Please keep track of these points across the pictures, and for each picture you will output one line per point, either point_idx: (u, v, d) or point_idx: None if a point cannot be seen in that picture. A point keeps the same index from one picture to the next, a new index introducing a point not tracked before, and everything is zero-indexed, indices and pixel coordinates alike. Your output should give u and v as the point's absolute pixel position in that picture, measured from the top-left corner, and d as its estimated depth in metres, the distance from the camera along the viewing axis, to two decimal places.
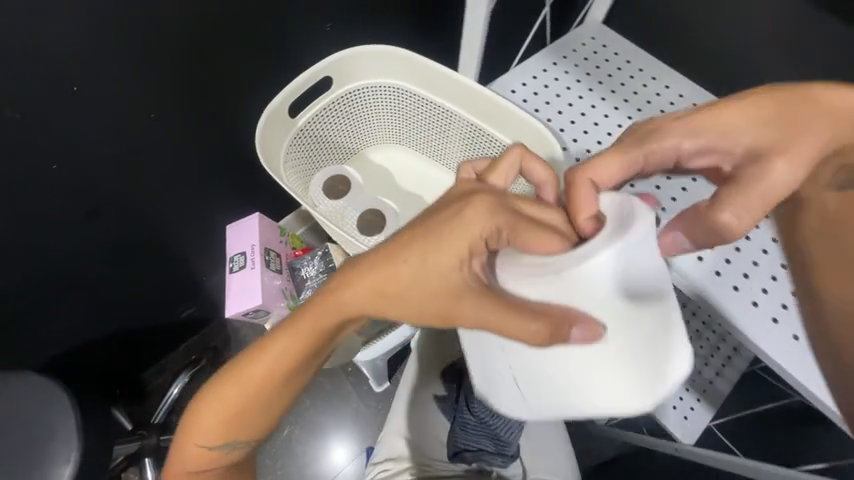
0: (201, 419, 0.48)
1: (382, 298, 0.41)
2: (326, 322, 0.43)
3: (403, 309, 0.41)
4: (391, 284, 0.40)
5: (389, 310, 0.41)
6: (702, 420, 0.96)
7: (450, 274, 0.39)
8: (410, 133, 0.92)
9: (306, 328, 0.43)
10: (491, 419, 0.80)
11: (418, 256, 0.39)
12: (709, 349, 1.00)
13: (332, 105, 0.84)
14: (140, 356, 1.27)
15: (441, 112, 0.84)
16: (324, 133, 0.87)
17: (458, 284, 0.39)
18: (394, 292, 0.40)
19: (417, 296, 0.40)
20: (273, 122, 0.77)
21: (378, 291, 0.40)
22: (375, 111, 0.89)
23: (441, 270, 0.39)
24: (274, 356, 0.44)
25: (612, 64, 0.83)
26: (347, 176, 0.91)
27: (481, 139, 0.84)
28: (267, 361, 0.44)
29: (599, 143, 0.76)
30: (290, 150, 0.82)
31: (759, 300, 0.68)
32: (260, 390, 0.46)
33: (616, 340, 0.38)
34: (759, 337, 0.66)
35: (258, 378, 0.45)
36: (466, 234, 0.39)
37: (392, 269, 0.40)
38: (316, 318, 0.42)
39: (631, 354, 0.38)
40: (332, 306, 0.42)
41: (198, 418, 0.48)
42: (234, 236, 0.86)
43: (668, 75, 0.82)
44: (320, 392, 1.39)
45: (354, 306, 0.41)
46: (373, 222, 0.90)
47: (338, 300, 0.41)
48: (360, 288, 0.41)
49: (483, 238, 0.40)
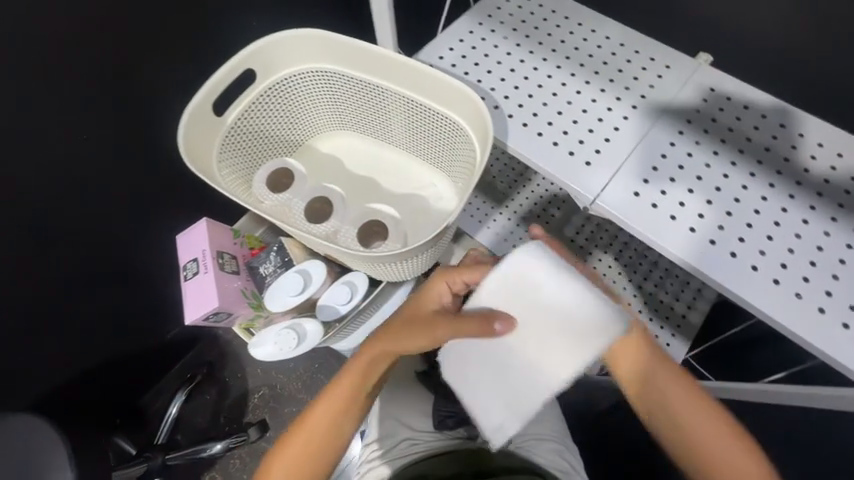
0: (281, 457, 0.69)
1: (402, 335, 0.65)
2: (379, 357, 0.69)
3: (408, 345, 0.65)
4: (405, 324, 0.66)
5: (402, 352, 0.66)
6: (679, 354, 0.96)
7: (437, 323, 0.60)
8: (350, 114, 0.92)
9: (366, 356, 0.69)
10: None
11: (414, 317, 0.64)
12: (679, 286, 1.01)
13: (261, 98, 0.84)
14: (135, 383, 1.29)
15: (375, 90, 0.84)
16: (259, 128, 0.87)
17: (436, 324, 0.61)
18: (406, 331, 0.64)
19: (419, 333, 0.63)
20: (197, 123, 0.77)
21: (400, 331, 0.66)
22: (311, 98, 0.90)
23: (426, 321, 0.62)
24: (346, 380, 0.70)
25: (543, 18, 0.79)
26: (290, 168, 0.90)
27: (418, 111, 0.83)
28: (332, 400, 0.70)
29: (531, 96, 0.73)
30: (223, 150, 0.82)
31: (738, 251, 0.61)
32: (325, 427, 0.69)
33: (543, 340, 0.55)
34: (744, 291, 0.59)
35: (324, 417, 0.69)
36: (431, 294, 0.67)
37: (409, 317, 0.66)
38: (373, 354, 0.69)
39: (548, 341, 0.54)
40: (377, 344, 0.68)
41: (278, 455, 0.69)
42: (189, 244, 0.90)
43: (605, 24, 0.77)
44: (319, 388, 1.43)
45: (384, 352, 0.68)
46: (322, 210, 0.88)
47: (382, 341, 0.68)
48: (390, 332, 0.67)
49: (446, 295, 0.66)
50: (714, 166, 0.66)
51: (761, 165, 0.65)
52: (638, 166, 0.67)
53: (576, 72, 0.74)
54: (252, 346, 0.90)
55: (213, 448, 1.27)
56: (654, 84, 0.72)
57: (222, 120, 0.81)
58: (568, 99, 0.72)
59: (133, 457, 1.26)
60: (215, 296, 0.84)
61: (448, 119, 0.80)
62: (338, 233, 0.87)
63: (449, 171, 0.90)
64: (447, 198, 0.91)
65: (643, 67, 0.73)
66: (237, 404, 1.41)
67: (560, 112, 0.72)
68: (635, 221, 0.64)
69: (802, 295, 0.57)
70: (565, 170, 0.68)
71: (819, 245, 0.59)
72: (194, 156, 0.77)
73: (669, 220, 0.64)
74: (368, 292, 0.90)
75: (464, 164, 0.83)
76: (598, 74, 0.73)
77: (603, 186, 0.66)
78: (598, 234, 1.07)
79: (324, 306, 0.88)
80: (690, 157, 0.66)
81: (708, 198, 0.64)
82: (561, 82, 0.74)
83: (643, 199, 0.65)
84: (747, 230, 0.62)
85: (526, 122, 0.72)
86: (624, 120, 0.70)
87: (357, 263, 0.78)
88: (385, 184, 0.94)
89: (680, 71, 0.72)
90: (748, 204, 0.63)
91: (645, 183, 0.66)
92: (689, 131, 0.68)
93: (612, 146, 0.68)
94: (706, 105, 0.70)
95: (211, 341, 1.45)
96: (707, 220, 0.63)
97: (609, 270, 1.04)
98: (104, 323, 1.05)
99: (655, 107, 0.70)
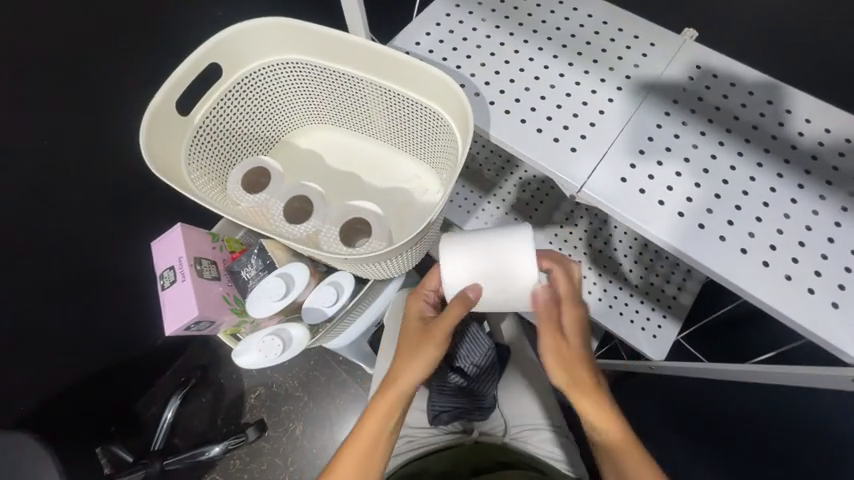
0: None
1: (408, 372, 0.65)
2: (390, 410, 0.65)
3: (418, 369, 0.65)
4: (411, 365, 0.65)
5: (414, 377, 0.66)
6: (670, 335, 0.96)
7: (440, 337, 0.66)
8: (326, 107, 0.88)
9: (379, 411, 0.65)
10: (466, 380, 0.85)
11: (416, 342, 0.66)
12: (669, 267, 1.01)
13: (230, 94, 0.80)
14: (127, 390, 1.27)
15: (351, 81, 0.80)
16: (231, 125, 0.83)
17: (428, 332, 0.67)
18: (411, 362, 0.65)
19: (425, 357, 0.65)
20: (162, 123, 0.73)
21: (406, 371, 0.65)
22: (282, 92, 0.86)
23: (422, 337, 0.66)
24: (365, 437, 0.64)
25: None
26: (265, 167, 0.86)
27: (397, 101, 0.80)
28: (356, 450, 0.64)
29: (513, 82, 0.70)
30: (193, 151, 0.79)
31: (727, 234, 0.60)
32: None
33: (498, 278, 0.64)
34: (735, 275, 0.58)
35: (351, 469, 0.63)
36: (415, 310, 0.73)
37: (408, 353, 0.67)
38: (384, 407, 0.65)
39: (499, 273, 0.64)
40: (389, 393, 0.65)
41: None
42: (163, 252, 0.88)
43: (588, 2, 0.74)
44: (316, 385, 1.42)
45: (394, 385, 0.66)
46: (302, 208, 0.85)
47: (389, 389, 0.65)
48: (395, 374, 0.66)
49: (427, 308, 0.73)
50: (702, 147, 0.64)
51: (749, 144, 0.63)
52: (625, 150, 0.65)
53: (558, 54, 0.71)
54: (235, 354, 0.88)
55: (211, 451, 1.27)
56: (639, 63, 0.69)
57: (189, 118, 0.77)
58: (551, 83, 0.70)
59: (130, 465, 1.23)
60: (194, 305, 0.81)
61: (431, 111, 0.76)
62: (320, 234, 0.82)
63: (432, 162, 0.88)
64: (432, 190, 0.89)
65: (627, 46, 0.71)
66: (234, 406, 1.41)
67: (543, 97, 0.69)
68: (623, 208, 0.62)
69: (792, 276, 0.57)
70: (551, 158, 0.66)
71: (808, 224, 0.58)
72: (161, 158, 0.73)
73: (658, 205, 0.62)
74: (355, 290, 0.88)
75: (447, 155, 0.81)
76: (581, 55, 0.71)
77: (590, 173, 0.64)
78: (586, 219, 1.07)
79: (311, 309, 0.86)
80: (677, 138, 0.65)
81: (696, 181, 0.62)
82: (543, 65, 0.71)
83: (629, 184, 0.63)
84: (736, 212, 0.61)
85: (508, 109, 0.69)
86: (609, 102, 0.67)
87: (342, 263, 0.75)
88: (368, 178, 0.91)
89: (665, 49, 0.70)
90: (736, 185, 0.62)
91: (632, 167, 0.64)
92: (675, 111, 0.66)
93: (597, 130, 0.66)
94: (692, 83, 0.68)
95: (202, 344, 1.43)
96: (696, 203, 0.62)
97: (599, 255, 1.04)
98: (84, 332, 1.03)
99: (640, 88, 0.68)
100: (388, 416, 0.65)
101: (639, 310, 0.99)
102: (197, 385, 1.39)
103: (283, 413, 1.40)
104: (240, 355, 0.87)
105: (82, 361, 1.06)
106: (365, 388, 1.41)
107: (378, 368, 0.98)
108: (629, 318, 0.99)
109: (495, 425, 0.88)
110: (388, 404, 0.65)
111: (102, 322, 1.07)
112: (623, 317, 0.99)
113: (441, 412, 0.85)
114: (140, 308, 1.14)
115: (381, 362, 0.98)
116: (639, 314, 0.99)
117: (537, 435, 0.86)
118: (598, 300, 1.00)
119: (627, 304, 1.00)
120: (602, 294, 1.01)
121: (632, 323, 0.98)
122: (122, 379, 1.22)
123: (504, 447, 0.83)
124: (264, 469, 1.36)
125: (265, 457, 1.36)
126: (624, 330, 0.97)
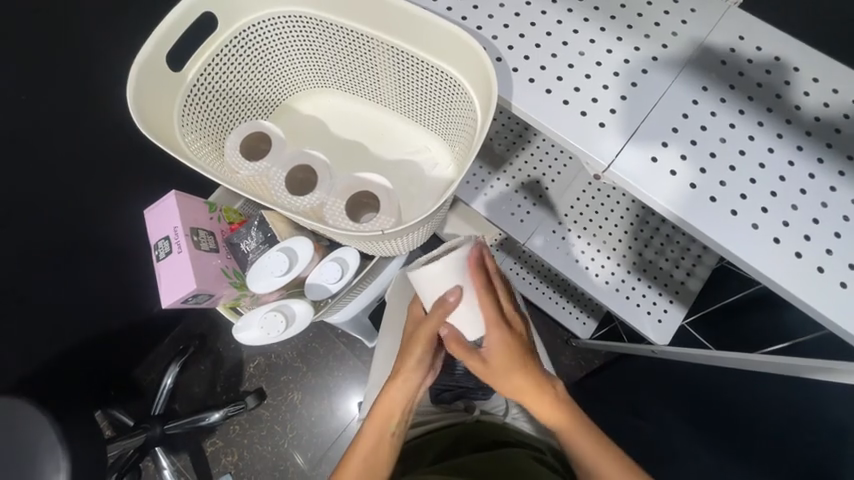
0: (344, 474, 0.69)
1: (404, 378, 0.71)
2: (389, 413, 0.71)
3: (410, 347, 0.71)
4: (400, 368, 0.71)
5: (410, 352, 0.71)
6: (675, 321, 0.96)
7: (429, 343, 0.70)
8: (329, 65, 0.81)
9: (379, 416, 0.71)
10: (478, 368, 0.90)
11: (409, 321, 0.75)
12: (681, 251, 0.99)
13: (226, 49, 0.74)
14: (125, 357, 1.26)
15: (358, 37, 0.73)
16: (227, 86, 0.77)
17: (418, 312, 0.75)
18: (408, 349, 0.71)
19: (419, 351, 0.71)
20: (151, 78, 0.68)
21: (403, 379, 0.71)
22: (283, 49, 0.79)
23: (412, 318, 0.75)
24: (372, 434, 0.70)
25: None
26: (264, 133, 0.80)
27: (410, 65, 0.73)
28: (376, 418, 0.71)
29: (539, 47, 0.64)
30: (186, 112, 0.73)
31: (760, 222, 0.56)
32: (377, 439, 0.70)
33: (469, 286, 0.68)
34: (763, 264, 0.55)
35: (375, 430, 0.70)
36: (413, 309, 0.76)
37: (403, 358, 0.72)
38: (386, 410, 0.71)
39: (464, 284, 0.68)
40: (387, 395, 0.71)
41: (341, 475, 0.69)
42: (157, 221, 0.85)
43: None
44: (314, 357, 1.42)
45: (403, 361, 0.71)
46: (304, 179, 0.79)
47: (390, 395, 0.71)
48: (396, 374, 0.72)
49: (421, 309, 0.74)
50: (739, 127, 0.59)
51: (790, 125, 0.59)
52: (658, 127, 0.60)
53: (589, 16, 0.64)
54: (235, 330, 0.85)
55: (211, 417, 1.28)
56: (678, 30, 0.63)
57: (182, 75, 0.71)
58: (580, 50, 0.63)
59: (130, 429, 1.24)
60: (191, 278, 0.79)
61: (447, 74, 0.70)
62: (324, 208, 0.76)
63: (444, 133, 0.82)
64: (442, 164, 0.84)
65: (666, 11, 0.64)
66: (232, 374, 1.41)
67: (571, 65, 0.63)
68: (651, 191, 0.58)
69: (825, 269, 0.54)
70: (577, 134, 0.61)
71: (845, 215, 0.55)
72: (153, 118, 0.68)
73: (689, 189, 0.58)
74: (360, 267, 0.86)
75: (463, 126, 0.75)
76: (615, 19, 0.64)
77: (618, 152, 0.60)
78: (599, 199, 1.02)
79: (315, 285, 0.84)
80: (715, 117, 0.60)
81: (730, 164, 0.58)
82: (572, 30, 0.64)
83: (663, 168, 0.59)
84: (770, 200, 0.57)
85: (532, 78, 0.63)
86: (643, 74, 0.61)
87: (349, 237, 0.71)
88: (376, 149, 0.86)
89: (706, 16, 0.63)
90: (773, 170, 0.58)
91: (666, 147, 0.59)
92: (714, 86, 0.61)
93: (628, 105, 0.61)
94: (733, 56, 0.62)
95: (200, 314, 1.41)
96: (729, 188, 0.58)
97: (610, 237, 1.00)
98: (78, 297, 1.01)
99: (679, 58, 0.62)
100: (389, 417, 0.71)
101: (648, 296, 0.97)
102: (196, 353, 1.38)
103: (282, 383, 1.41)
104: (239, 330, 0.86)
105: (78, 325, 1.04)
106: (364, 361, 1.42)
107: (380, 344, 0.96)
108: (635, 302, 0.97)
109: (496, 406, 0.90)
110: (390, 403, 0.71)
111: (96, 287, 1.04)
112: (629, 301, 0.97)
113: (442, 391, 0.91)
114: (131, 274, 1.11)
115: (384, 339, 0.96)
116: (646, 298, 0.97)
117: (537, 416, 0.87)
118: (606, 283, 0.98)
119: (634, 288, 0.98)
120: (609, 278, 0.99)
121: (638, 306, 0.97)
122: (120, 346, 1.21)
123: (506, 428, 0.83)
124: (263, 436, 1.38)
125: (264, 425, 1.39)
126: (629, 314, 0.97)
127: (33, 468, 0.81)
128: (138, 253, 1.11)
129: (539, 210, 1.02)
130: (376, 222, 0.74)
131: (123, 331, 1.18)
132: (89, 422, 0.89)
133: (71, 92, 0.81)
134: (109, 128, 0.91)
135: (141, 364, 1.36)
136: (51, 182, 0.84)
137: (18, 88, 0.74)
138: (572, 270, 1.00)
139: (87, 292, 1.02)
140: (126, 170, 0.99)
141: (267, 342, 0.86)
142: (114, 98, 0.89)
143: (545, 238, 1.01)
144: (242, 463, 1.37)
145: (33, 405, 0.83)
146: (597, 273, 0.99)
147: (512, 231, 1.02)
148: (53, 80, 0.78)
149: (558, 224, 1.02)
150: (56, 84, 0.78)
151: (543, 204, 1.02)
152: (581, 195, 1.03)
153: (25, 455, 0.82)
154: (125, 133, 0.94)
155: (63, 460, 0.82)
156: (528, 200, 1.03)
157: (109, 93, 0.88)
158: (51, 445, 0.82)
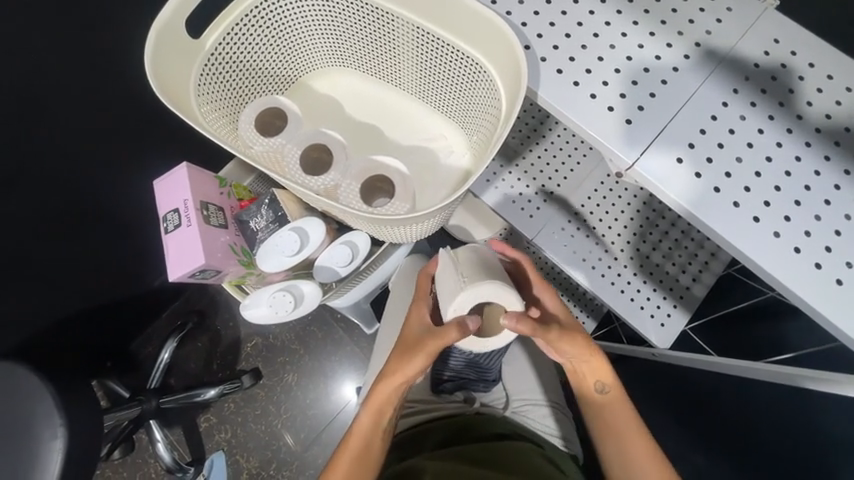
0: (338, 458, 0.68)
1: (401, 377, 0.68)
2: (385, 403, 0.70)
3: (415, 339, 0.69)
4: (401, 373, 0.68)
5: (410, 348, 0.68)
6: (678, 325, 0.95)
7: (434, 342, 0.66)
8: (349, 42, 0.79)
9: (374, 407, 0.70)
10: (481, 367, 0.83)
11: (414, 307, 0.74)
12: (690, 257, 0.98)
13: (246, 19, 0.72)
14: (122, 328, 1.25)
15: (382, 16, 0.71)
16: (244, 58, 0.75)
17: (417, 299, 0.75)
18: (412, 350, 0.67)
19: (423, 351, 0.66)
20: (170, 42, 0.66)
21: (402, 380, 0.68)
22: (303, 23, 0.77)
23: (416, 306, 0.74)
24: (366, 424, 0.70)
25: None
26: (280, 110, 0.78)
27: (434, 48, 0.72)
28: (373, 409, 0.70)
29: (569, 37, 0.62)
30: (202, 82, 0.71)
31: (782, 230, 0.56)
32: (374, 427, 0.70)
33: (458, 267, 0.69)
34: (783, 271, 0.54)
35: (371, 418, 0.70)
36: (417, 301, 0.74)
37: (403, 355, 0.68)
38: (381, 400, 0.69)
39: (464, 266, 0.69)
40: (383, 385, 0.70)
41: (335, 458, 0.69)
42: (166, 194, 0.84)
43: None
44: (312, 340, 1.42)
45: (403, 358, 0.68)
46: (318, 159, 0.77)
47: (382, 393, 0.69)
48: (393, 372, 0.69)
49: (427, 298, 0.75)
50: (767, 133, 0.58)
51: (819, 134, 0.58)
52: (685, 128, 0.59)
53: (622, 9, 0.62)
54: (243, 307, 0.85)
55: (206, 393, 1.28)
56: (712, 28, 0.61)
57: (200, 43, 0.69)
58: (611, 43, 0.62)
59: (125, 400, 1.24)
60: (200, 252, 0.78)
61: (472, 60, 0.69)
62: (338, 189, 0.75)
63: (462, 122, 0.81)
64: (459, 153, 0.83)
65: (701, 8, 0.62)
66: (229, 353, 1.41)
67: (601, 57, 0.61)
68: (672, 192, 0.58)
69: (843, 282, 0.54)
70: (602, 129, 0.60)
71: None
72: (170, 86, 0.66)
73: (712, 191, 0.57)
74: (368, 251, 0.85)
75: (484, 116, 0.74)
76: (648, 13, 0.62)
77: (643, 151, 0.59)
78: (611, 198, 1.01)
79: (324, 267, 0.83)
80: (744, 121, 0.59)
81: (756, 170, 0.57)
82: (604, 22, 0.62)
83: (687, 170, 0.58)
84: (793, 208, 0.56)
85: (560, 68, 0.62)
86: (673, 72, 0.60)
87: (357, 220, 0.69)
88: (392, 133, 0.84)
89: (742, 16, 0.61)
90: (799, 179, 0.57)
91: (691, 148, 0.58)
92: (745, 89, 0.59)
93: (656, 102, 0.59)
94: (766, 60, 0.60)
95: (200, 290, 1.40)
96: (753, 194, 0.57)
97: (618, 238, 1.00)
98: (78, 264, 0.99)
99: (711, 59, 0.60)
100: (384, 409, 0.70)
101: (651, 299, 0.97)
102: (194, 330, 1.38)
103: (279, 363, 1.41)
104: (246, 308, 0.86)
105: (77, 292, 1.03)
106: (362, 347, 1.42)
107: (382, 332, 0.96)
108: (639, 304, 0.97)
109: (496, 398, 0.89)
110: (385, 393, 0.69)
111: (99, 256, 1.03)
112: (633, 303, 0.97)
113: (443, 380, 0.89)
114: (134, 246, 1.10)
115: (386, 327, 0.95)
116: (650, 301, 0.97)
117: (538, 411, 0.88)
118: (612, 284, 0.98)
119: (639, 290, 0.98)
120: (615, 279, 0.98)
121: (642, 309, 0.97)
122: (119, 317, 1.20)
123: (506, 420, 0.84)
124: (257, 416, 1.39)
125: (259, 405, 1.39)
126: (632, 316, 0.96)
127: (30, 433, 0.81)
128: (142, 226, 1.09)
129: (549, 207, 1.01)
130: (391, 208, 0.72)
131: (121, 302, 1.16)
132: (89, 391, 0.89)
133: (81, 54, 0.79)
134: (119, 94, 0.88)
135: (139, 336, 1.36)
136: (58, 146, 0.83)
137: (25, 46, 0.71)
138: (578, 269, 0.99)
139: (88, 261, 1.01)
140: (133, 139, 0.96)
141: (273, 321, 0.86)
142: (125, 64, 0.86)
143: (552, 236, 1.00)
144: (236, 440, 1.37)
145: (32, 371, 0.82)
146: (603, 273, 0.99)
147: (520, 226, 1.01)
148: (63, 39, 0.75)
149: (567, 223, 1.01)
150: (66, 44, 0.76)
151: (554, 202, 1.01)
152: (593, 193, 1.02)
153: (25, 419, 0.82)
154: (135, 101, 0.92)
155: (60, 428, 0.81)
156: (539, 197, 1.02)
157: (119, 60, 0.85)
158: (48, 412, 0.81)
